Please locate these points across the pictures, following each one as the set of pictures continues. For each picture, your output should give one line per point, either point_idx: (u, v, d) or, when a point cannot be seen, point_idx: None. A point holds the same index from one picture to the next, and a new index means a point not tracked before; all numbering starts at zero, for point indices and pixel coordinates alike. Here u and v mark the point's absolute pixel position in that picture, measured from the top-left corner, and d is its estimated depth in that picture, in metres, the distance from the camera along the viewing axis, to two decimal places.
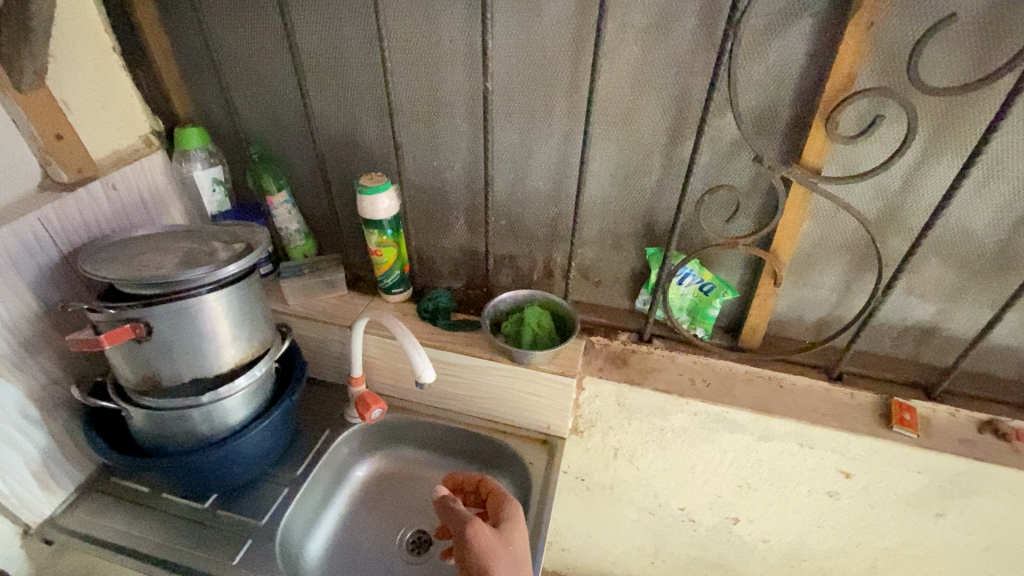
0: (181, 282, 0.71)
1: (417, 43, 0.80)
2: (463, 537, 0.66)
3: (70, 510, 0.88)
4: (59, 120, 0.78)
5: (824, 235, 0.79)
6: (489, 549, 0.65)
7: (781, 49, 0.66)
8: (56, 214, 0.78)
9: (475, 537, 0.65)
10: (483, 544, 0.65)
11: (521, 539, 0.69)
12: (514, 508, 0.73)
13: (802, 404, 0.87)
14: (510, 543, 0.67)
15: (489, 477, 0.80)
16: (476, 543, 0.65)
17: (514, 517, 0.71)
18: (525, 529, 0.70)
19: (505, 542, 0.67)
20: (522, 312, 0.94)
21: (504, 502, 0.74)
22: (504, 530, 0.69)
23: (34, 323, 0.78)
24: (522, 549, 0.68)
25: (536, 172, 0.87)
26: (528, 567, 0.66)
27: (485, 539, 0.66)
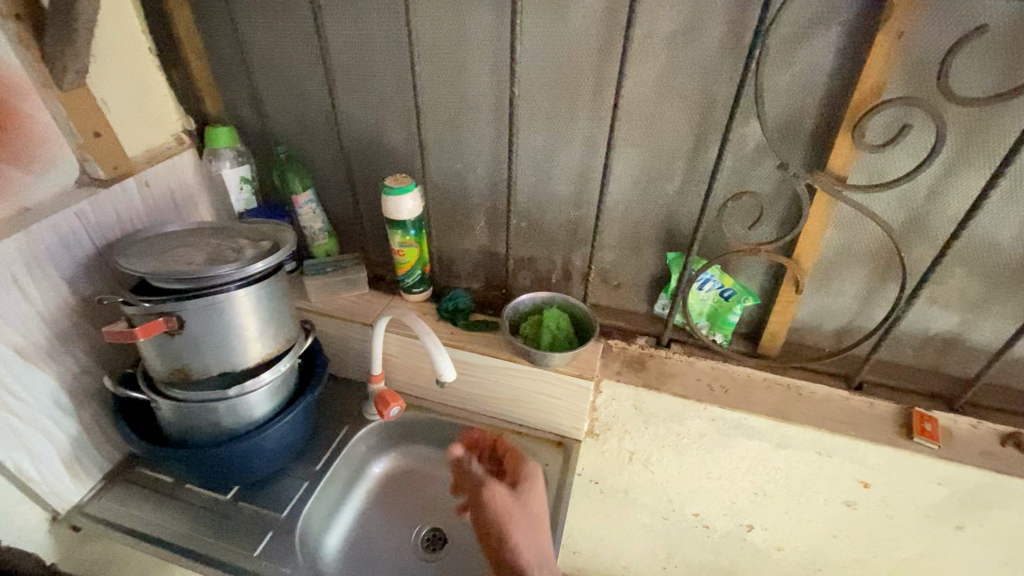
0: (211, 278, 0.73)
1: (445, 47, 0.81)
2: (479, 498, 0.74)
3: (96, 499, 0.90)
4: (97, 118, 0.80)
5: (848, 244, 0.79)
6: (504, 509, 0.72)
7: (809, 57, 0.66)
8: (93, 209, 0.80)
9: (490, 499, 0.73)
10: (498, 506, 0.73)
11: (535, 497, 0.75)
12: (529, 467, 0.78)
13: (821, 413, 0.86)
14: (524, 503, 0.74)
15: (503, 438, 0.83)
16: (491, 504, 0.73)
17: (529, 476, 0.77)
18: (540, 487, 0.76)
19: (520, 501, 0.74)
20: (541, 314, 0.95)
21: (521, 462, 0.79)
22: (519, 491, 0.75)
23: (69, 314, 0.80)
24: (535, 506, 0.74)
25: (559, 176, 0.88)
26: (544, 522, 0.74)
27: (499, 500, 0.73)
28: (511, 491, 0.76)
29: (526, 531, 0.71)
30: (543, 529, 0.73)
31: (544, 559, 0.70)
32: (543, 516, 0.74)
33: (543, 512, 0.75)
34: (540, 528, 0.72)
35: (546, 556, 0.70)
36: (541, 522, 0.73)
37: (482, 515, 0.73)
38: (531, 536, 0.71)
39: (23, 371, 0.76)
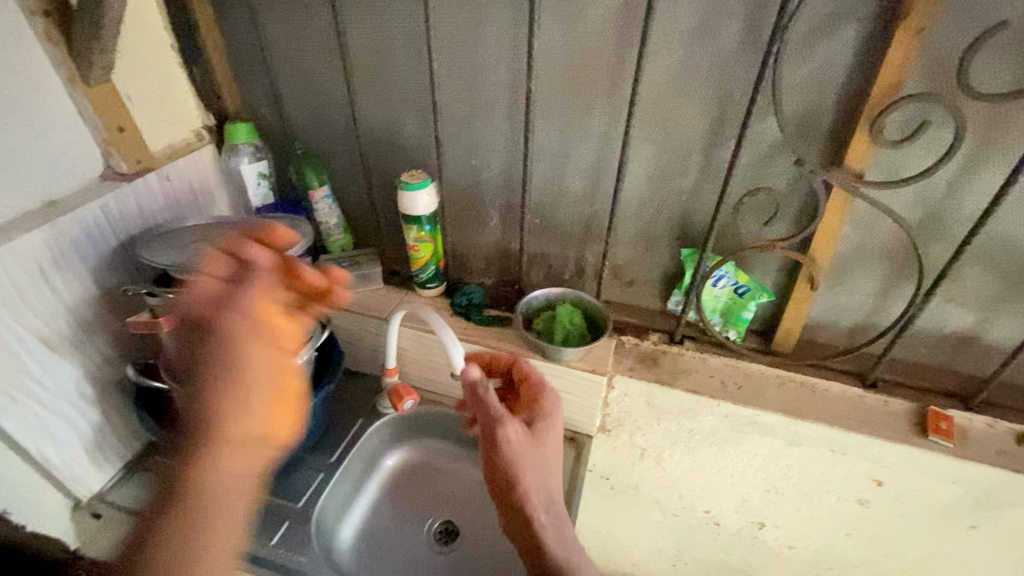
0: None
1: (462, 44, 0.82)
2: (497, 439, 0.71)
3: (117, 487, 0.92)
4: (121, 112, 0.82)
5: (863, 241, 0.79)
6: (522, 455, 0.71)
7: (826, 54, 0.66)
8: (116, 203, 0.82)
9: (509, 446, 0.71)
10: (515, 452, 0.70)
11: (551, 437, 0.75)
12: (548, 405, 0.77)
13: (835, 411, 0.86)
14: (541, 448, 0.72)
15: (522, 361, 0.83)
16: (509, 452, 0.70)
17: (549, 415, 0.76)
18: (557, 428, 0.75)
19: (536, 443, 0.73)
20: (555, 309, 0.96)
21: (540, 399, 0.77)
22: (537, 433, 0.74)
23: (93, 306, 0.82)
24: (551, 448, 0.74)
25: (574, 172, 0.88)
26: (554, 464, 0.74)
27: (518, 443, 0.71)
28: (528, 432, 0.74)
29: (540, 477, 0.71)
30: (556, 469, 0.74)
31: (554, 501, 0.72)
32: (556, 455, 0.75)
33: (556, 450, 0.75)
34: (553, 470, 0.73)
35: (556, 496, 0.73)
36: (553, 464, 0.74)
37: (499, 457, 0.71)
38: (545, 480, 0.71)
39: (48, 361, 0.78)
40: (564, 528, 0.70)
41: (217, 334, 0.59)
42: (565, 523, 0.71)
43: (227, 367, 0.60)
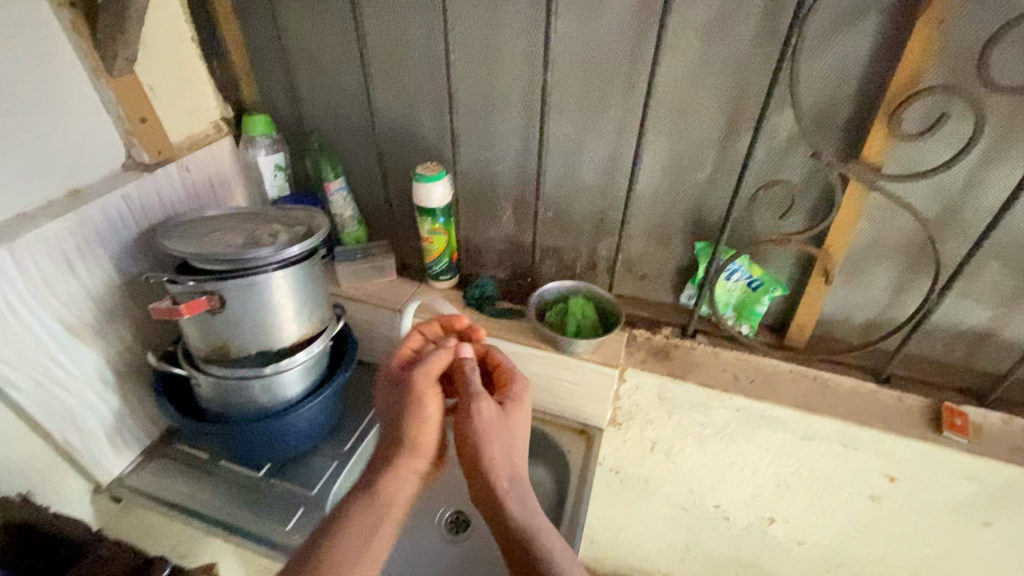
0: (250, 260, 0.75)
1: (479, 37, 0.82)
2: (466, 407, 0.69)
3: (136, 472, 0.93)
4: (143, 104, 0.83)
5: (880, 235, 0.78)
6: (488, 425, 0.67)
7: (843, 47, 0.66)
8: (137, 192, 0.83)
9: (477, 414, 0.68)
10: (483, 420, 0.68)
11: (519, 414, 0.72)
12: (520, 388, 0.74)
13: (848, 406, 0.86)
14: (508, 421, 0.70)
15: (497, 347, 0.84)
16: (477, 420, 0.67)
17: (517, 394, 0.73)
18: (525, 405, 0.73)
19: (503, 414, 0.70)
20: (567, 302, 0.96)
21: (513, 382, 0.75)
22: (506, 407, 0.71)
23: (114, 293, 0.84)
24: (517, 424, 0.71)
25: (588, 165, 0.89)
26: (520, 445, 0.70)
27: (488, 413, 0.68)
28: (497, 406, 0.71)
29: (507, 447, 0.68)
30: (520, 445, 0.71)
31: (518, 474, 0.68)
32: (522, 433, 0.72)
33: (522, 428, 0.72)
34: (518, 444, 0.70)
35: (519, 469, 0.68)
36: (519, 439, 0.71)
37: (464, 426, 0.68)
38: (510, 452, 0.68)
39: (71, 347, 0.80)
40: (527, 500, 0.66)
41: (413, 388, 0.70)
42: (530, 495, 0.66)
43: (419, 410, 0.69)
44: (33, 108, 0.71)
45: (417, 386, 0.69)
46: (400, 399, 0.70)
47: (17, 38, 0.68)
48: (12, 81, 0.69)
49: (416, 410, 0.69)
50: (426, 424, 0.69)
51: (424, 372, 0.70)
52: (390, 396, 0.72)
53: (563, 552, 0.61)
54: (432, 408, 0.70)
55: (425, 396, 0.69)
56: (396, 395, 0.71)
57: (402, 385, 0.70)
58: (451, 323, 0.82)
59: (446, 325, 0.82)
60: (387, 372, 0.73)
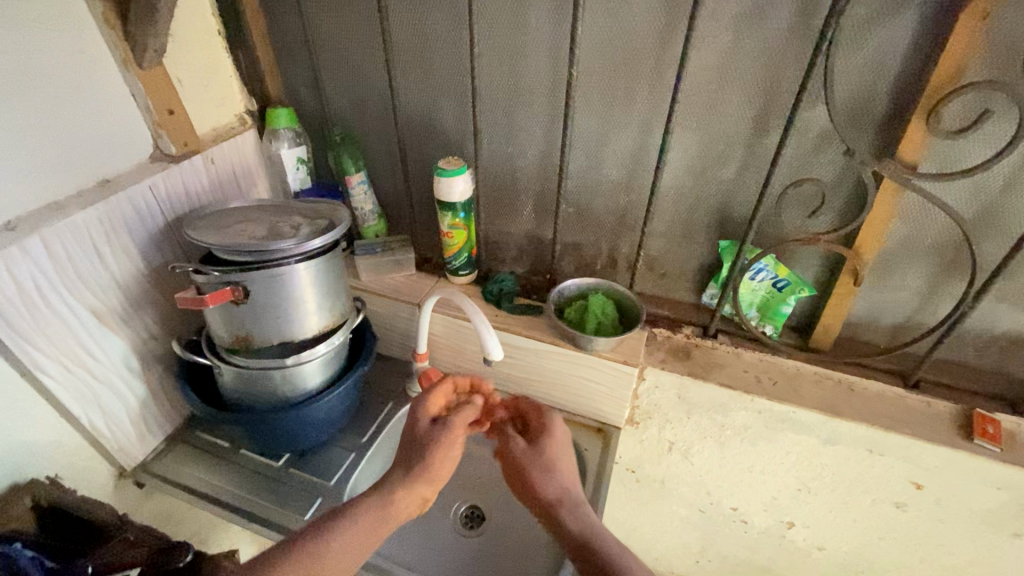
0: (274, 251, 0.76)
1: (504, 31, 0.82)
2: (505, 451, 0.76)
3: (159, 458, 0.95)
4: (171, 96, 0.84)
5: (912, 236, 0.76)
6: (523, 459, 0.73)
7: (881, 42, 0.64)
8: (164, 183, 0.85)
9: (511, 452, 0.75)
10: (517, 457, 0.74)
11: (554, 439, 0.75)
12: (550, 419, 0.78)
13: (874, 410, 0.84)
14: (543, 449, 0.74)
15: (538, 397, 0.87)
16: (512, 457, 0.74)
17: (548, 424, 0.77)
18: (560, 432, 0.76)
19: (538, 446, 0.74)
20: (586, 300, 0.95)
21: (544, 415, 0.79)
22: (541, 438, 0.76)
23: (140, 282, 0.85)
24: (554, 448, 0.74)
25: (611, 161, 0.88)
26: (567, 468, 0.72)
27: (523, 451, 0.74)
28: (533, 441, 0.76)
29: (552, 472, 0.71)
30: (568, 468, 0.73)
31: (571, 494, 0.69)
32: (565, 456, 0.74)
33: (569, 454, 0.75)
34: (564, 467, 0.72)
35: (571, 487, 0.70)
36: (566, 462, 0.73)
37: (510, 468, 0.74)
38: (554, 475, 0.71)
39: (99, 334, 0.82)
40: (580, 511, 0.67)
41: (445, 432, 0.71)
42: (584, 508, 0.67)
43: (448, 448, 0.71)
44: (65, 98, 0.73)
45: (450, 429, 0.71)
46: (432, 438, 0.70)
47: (51, 28, 0.69)
48: (45, 71, 0.70)
49: (446, 448, 0.70)
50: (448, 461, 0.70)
51: (459, 418, 0.72)
52: (419, 438, 0.71)
53: (620, 554, 0.60)
54: (458, 448, 0.71)
55: (457, 439, 0.71)
56: (428, 433, 0.71)
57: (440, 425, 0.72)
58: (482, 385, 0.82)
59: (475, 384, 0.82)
60: (422, 414, 0.74)
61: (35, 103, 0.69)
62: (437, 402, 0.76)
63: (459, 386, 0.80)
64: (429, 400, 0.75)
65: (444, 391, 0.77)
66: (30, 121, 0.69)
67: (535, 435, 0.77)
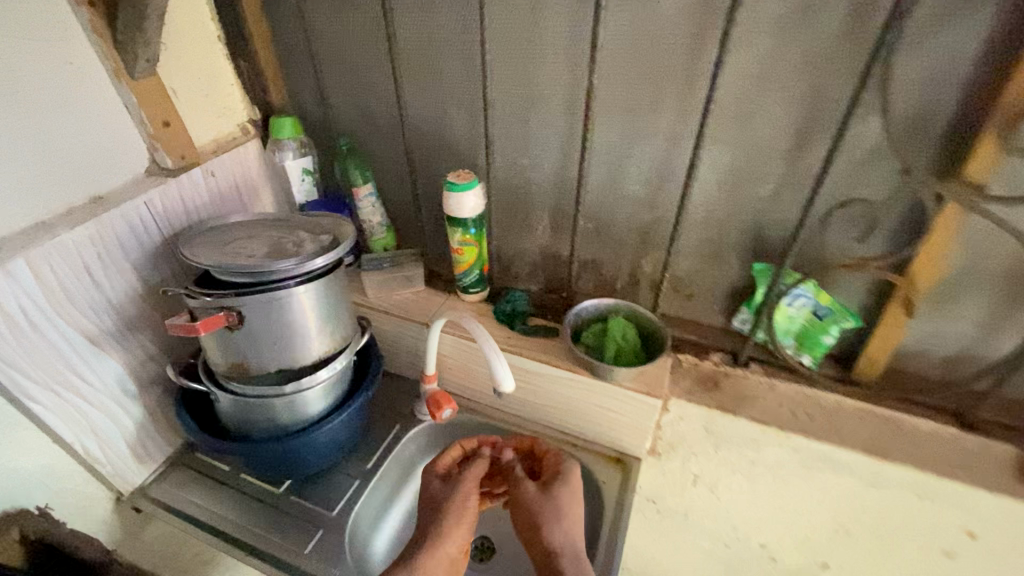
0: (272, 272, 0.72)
1: (518, 35, 0.75)
2: (515, 494, 0.74)
3: (158, 482, 0.92)
4: (166, 107, 0.80)
5: (975, 264, 0.68)
6: (536, 507, 0.71)
7: (947, 46, 0.56)
8: (160, 198, 0.81)
9: (522, 497, 0.73)
10: (528, 502, 0.72)
11: (569, 489, 0.72)
12: (566, 466, 0.75)
13: (925, 452, 0.76)
14: (555, 497, 0.71)
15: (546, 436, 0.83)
16: (523, 503, 0.72)
17: (564, 471, 0.74)
18: (576, 480, 0.73)
19: (550, 492, 0.72)
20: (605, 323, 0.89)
21: (560, 461, 0.76)
22: (553, 484, 0.73)
23: (136, 303, 0.81)
24: (568, 500, 0.71)
25: (634, 175, 0.81)
26: (578, 518, 0.70)
27: (539, 498, 0.72)
28: (545, 485, 0.74)
29: (563, 524, 0.69)
30: (578, 518, 0.71)
31: (575, 549, 0.69)
32: (577, 507, 0.71)
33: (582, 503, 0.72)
34: (575, 520, 0.71)
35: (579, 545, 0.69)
36: (578, 515, 0.71)
37: (519, 514, 0.73)
38: (565, 531, 0.69)
39: (92, 357, 0.78)
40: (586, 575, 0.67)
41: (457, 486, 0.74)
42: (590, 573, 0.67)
43: (461, 505, 0.73)
44: (50, 111, 0.68)
45: (459, 485, 0.74)
46: (444, 494, 0.74)
47: (34, 38, 0.65)
48: (29, 83, 0.66)
49: (459, 504, 0.72)
50: (463, 515, 0.72)
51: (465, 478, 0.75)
52: (435, 494, 0.75)
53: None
54: (471, 502, 0.73)
55: (466, 496, 0.73)
56: (440, 491, 0.75)
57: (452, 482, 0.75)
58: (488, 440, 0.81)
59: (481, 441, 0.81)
60: (434, 472, 0.77)
61: (18, 116, 0.65)
62: (446, 462, 0.79)
63: (467, 448, 0.80)
64: (439, 460, 0.78)
65: (452, 453, 0.79)
66: (12, 137, 0.65)
67: (549, 478, 0.75)
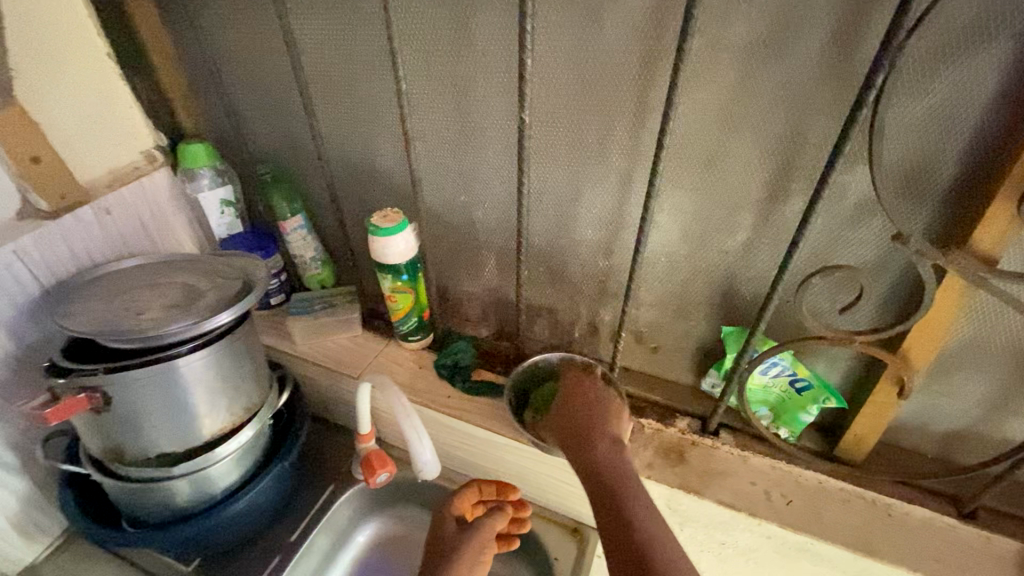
0: (158, 338, 0.62)
1: (444, 59, 0.64)
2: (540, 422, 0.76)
3: (53, 559, 0.81)
4: (35, 141, 0.68)
5: (984, 338, 0.56)
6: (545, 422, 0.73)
7: (956, 86, 0.45)
8: (37, 247, 0.69)
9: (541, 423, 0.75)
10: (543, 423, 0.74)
11: (566, 392, 0.72)
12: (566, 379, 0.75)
13: (920, 547, 0.65)
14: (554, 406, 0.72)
15: None
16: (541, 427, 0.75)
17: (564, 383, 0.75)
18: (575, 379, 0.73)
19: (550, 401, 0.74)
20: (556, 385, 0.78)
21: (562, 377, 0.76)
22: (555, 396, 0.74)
23: (8, 366, 0.70)
24: (566, 401, 0.71)
25: (584, 219, 0.69)
26: (577, 411, 0.69)
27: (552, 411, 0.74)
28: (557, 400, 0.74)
29: (563, 416, 0.69)
30: (581, 409, 0.69)
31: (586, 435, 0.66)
32: (577, 403, 0.70)
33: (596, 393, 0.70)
34: (585, 403, 0.69)
35: (592, 420, 0.67)
36: (588, 401, 0.69)
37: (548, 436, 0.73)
38: (568, 418, 0.69)
39: None
40: (595, 447, 0.63)
41: (470, 544, 0.70)
42: (603, 441, 0.63)
43: (472, 558, 0.70)
44: None
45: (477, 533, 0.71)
46: (459, 545, 0.70)
47: None
48: None
49: (468, 559, 0.69)
50: (477, 566, 0.69)
51: (486, 526, 0.72)
52: (445, 543, 0.71)
53: (631, 491, 0.57)
54: (485, 554, 0.71)
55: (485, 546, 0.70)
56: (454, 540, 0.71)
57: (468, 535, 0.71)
58: (507, 492, 0.77)
59: (502, 490, 0.77)
60: (448, 520, 0.73)
61: None
62: (464, 506, 0.75)
63: (484, 491, 0.76)
64: (456, 501, 0.74)
65: (471, 499, 0.75)
66: None
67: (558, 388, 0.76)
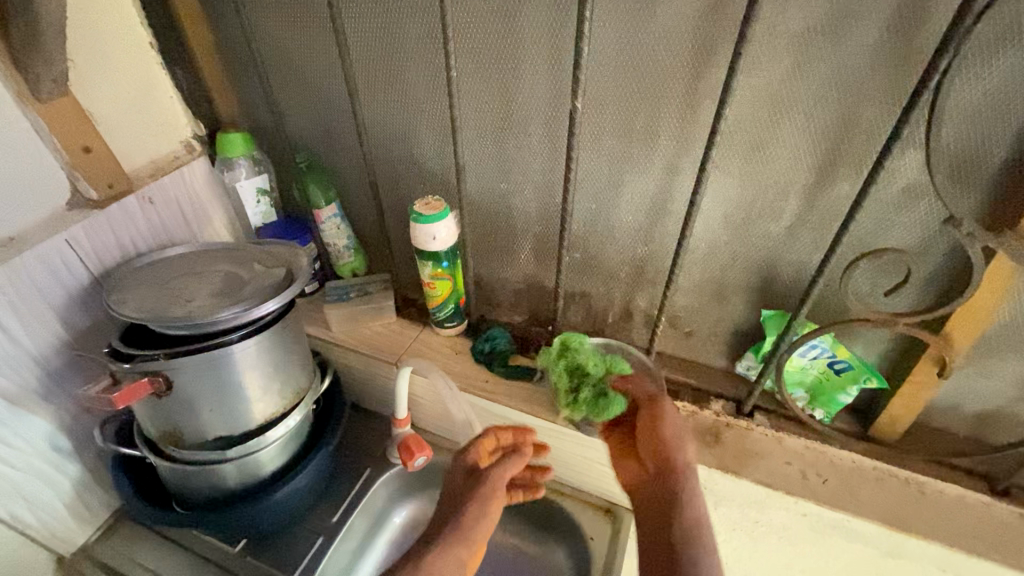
0: (213, 325, 0.63)
1: (491, 47, 0.65)
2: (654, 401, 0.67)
3: (104, 540, 0.84)
4: (87, 132, 0.69)
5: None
6: (672, 423, 0.64)
7: (1016, 70, 0.46)
8: (87, 234, 0.70)
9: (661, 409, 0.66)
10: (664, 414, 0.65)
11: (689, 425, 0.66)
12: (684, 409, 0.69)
13: (952, 524, 0.67)
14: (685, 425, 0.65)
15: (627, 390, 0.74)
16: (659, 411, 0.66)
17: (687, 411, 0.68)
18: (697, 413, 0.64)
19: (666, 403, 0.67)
20: (579, 356, 0.72)
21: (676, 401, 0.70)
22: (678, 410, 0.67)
23: (63, 353, 0.71)
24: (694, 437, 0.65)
25: (625, 205, 0.70)
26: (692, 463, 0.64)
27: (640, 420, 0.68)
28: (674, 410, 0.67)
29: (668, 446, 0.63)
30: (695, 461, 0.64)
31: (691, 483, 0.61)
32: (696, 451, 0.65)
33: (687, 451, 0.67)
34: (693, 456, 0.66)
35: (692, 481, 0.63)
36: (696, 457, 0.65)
37: (650, 427, 0.65)
38: (673, 459, 0.62)
39: (14, 419, 0.69)
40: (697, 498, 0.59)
41: (477, 495, 0.61)
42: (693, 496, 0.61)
43: (482, 509, 0.61)
44: None
45: (485, 482, 0.63)
46: (467, 493, 0.62)
47: None
48: None
49: (477, 507, 0.60)
50: (485, 520, 0.60)
51: (497, 473, 0.64)
52: (455, 492, 0.64)
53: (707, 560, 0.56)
54: (495, 504, 0.62)
55: (491, 494, 0.61)
56: (463, 487, 0.64)
57: (478, 486, 0.62)
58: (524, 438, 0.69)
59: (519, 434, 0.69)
60: (460, 464, 0.66)
61: None
62: (477, 452, 0.67)
63: (500, 436, 0.69)
64: (470, 446, 0.68)
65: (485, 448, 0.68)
66: None
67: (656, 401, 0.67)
